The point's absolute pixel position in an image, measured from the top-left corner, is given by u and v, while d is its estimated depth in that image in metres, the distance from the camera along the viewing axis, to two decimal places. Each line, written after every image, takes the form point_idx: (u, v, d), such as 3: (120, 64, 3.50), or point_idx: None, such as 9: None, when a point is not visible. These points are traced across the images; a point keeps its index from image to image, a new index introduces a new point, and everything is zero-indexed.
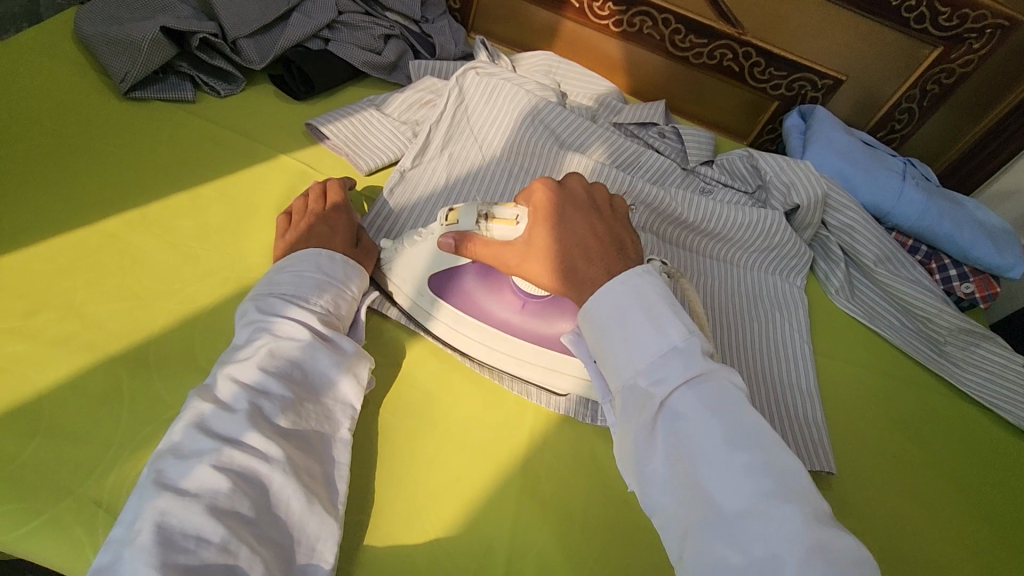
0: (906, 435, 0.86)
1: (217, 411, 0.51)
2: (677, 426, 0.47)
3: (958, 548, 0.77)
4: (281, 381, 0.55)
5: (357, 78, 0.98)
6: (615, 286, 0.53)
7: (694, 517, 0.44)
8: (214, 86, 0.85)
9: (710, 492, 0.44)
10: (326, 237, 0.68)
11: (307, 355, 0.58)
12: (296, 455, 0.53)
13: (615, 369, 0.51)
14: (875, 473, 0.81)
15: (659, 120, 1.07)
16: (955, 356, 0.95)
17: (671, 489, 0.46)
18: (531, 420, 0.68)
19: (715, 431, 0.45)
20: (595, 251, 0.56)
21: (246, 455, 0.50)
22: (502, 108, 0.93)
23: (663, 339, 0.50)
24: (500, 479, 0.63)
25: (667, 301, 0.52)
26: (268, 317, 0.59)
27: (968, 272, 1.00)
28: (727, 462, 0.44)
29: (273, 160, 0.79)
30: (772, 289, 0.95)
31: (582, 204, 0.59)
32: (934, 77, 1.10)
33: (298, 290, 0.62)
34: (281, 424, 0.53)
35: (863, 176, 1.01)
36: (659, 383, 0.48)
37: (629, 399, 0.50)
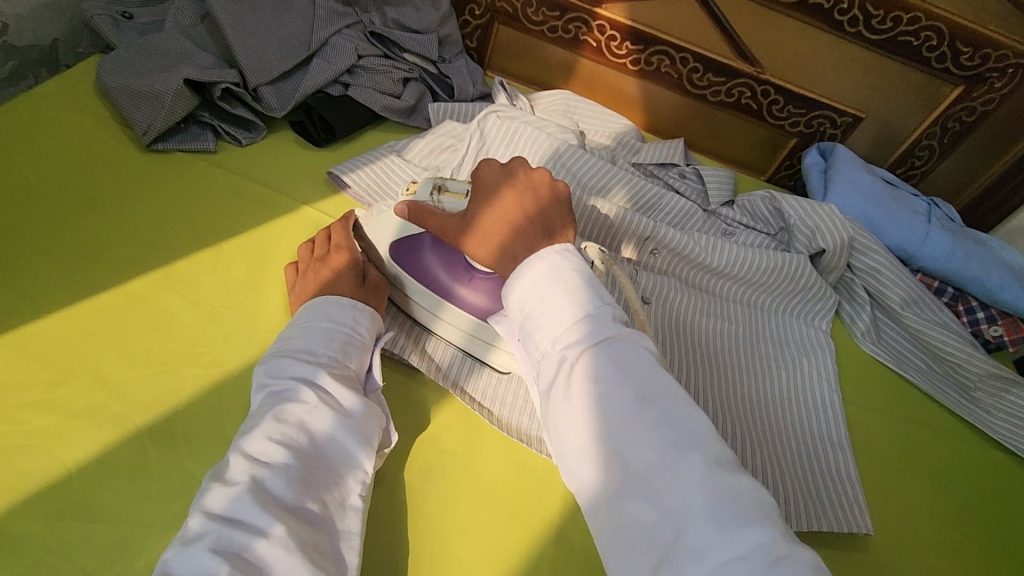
0: (939, 486, 0.84)
1: (220, 490, 0.50)
2: (592, 387, 0.48)
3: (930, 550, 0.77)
4: (286, 449, 0.53)
5: (376, 122, 0.97)
6: (536, 258, 0.54)
7: (609, 475, 0.46)
8: (236, 135, 0.84)
9: (622, 450, 0.46)
10: (333, 282, 0.68)
11: (314, 421, 0.57)
12: (299, 529, 0.50)
13: (536, 341, 0.52)
14: (909, 529, 0.78)
15: (679, 161, 1.06)
16: (985, 403, 0.92)
17: (590, 453, 0.47)
18: (563, 484, 0.66)
19: (627, 391, 0.47)
20: (521, 229, 0.58)
21: (245, 533, 0.48)
22: (524, 152, 0.92)
23: (578, 308, 0.51)
24: (532, 550, 0.61)
25: (583, 275, 0.53)
26: (276, 381, 0.58)
27: (997, 314, 0.98)
28: (636, 419, 0.46)
29: (295, 211, 0.78)
30: (795, 333, 0.93)
31: (518, 185, 0.61)
32: (955, 115, 1.10)
33: (309, 348, 0.61)
34: (285, 496, 0.51)
35: (888, 217, 1.00)
36: (575, 347, 0.50)
37: (549, 368, 0.51)
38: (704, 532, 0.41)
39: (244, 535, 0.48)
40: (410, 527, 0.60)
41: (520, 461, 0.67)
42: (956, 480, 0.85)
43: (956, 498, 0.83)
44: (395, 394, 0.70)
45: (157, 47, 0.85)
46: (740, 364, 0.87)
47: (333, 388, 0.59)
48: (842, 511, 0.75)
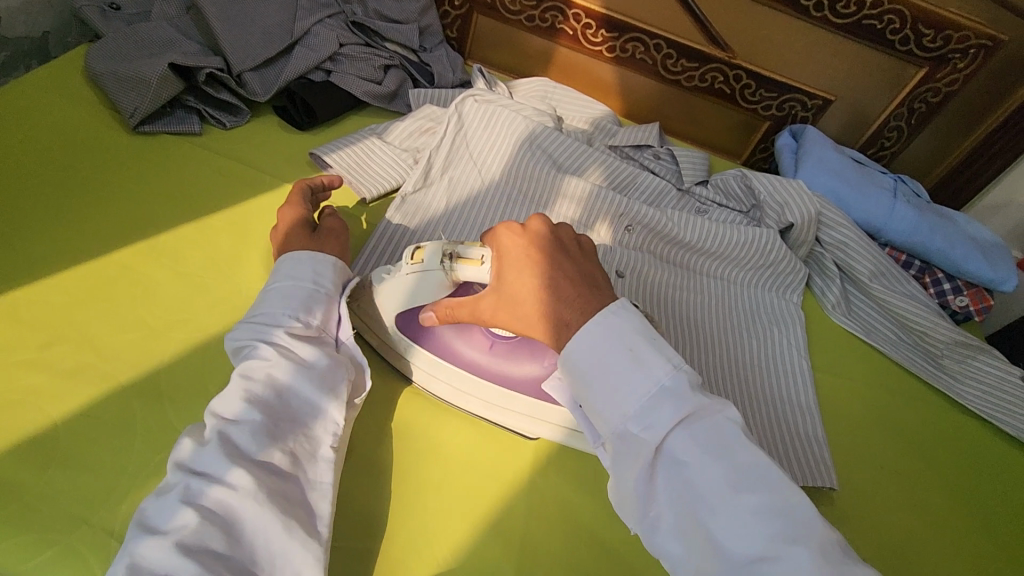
0: (908, 450, 0.86)
1: (190, 447, 0.52)
2: (678, 472, 0.47)
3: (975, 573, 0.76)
4: (250, 405, 0.55)
5: (358, 108, 1.00)
6: (596, 330, 0.52)
7: (704, 562, 0.45)
8: (221, 119, 0.87)
9: (716, 537, 0.44)
10: (291, 241, 0.69)
11: (279, 374, 0.58)
12: (264, 479, 0.52)
13: (605, 418, 0.51)
14: (877, 489, 0.81)
15: (653, 142, 1.09)
16: (954, 369, 0.95)
17: (678, 534, 0.47)
18: (536, 442, 0.70)
19: (715, 475, 0.46)
20: (569, 299, 0.56)
21: (211, 486, 0.50)
22: (500, 133, 0.95)
23: (649, 380, 0.50)
24: (507, 501, 0.64)
25: (646, 337, 0.52)
26: (243, 341, 0.59)
27: (962, 285, 1.02)
28: (727, 504, 0.45)
29: (278, 189, 0.81)
30: (766, 305, 0.96)
31: (547, 250, 0.59)
32: (921, 95, 1.13)
33: (276, 306, 0.62)
34: (250, 450, 0.53)
35: (855, 193, 1.03)
36: (650, 429, 0.48)
37: (623, 448, 0.49)
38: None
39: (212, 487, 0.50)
40: (388, 480, 0.63)
41: (494, 420, 0.71)
42: (927, 445, 0.88)
43: (929, 461, 0.86)
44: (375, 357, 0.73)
45: (144, 35, 0.88)
46: (705, 333, 0.89)
47: (298, 344, 0.60)
48: (805, 468, 0.77)
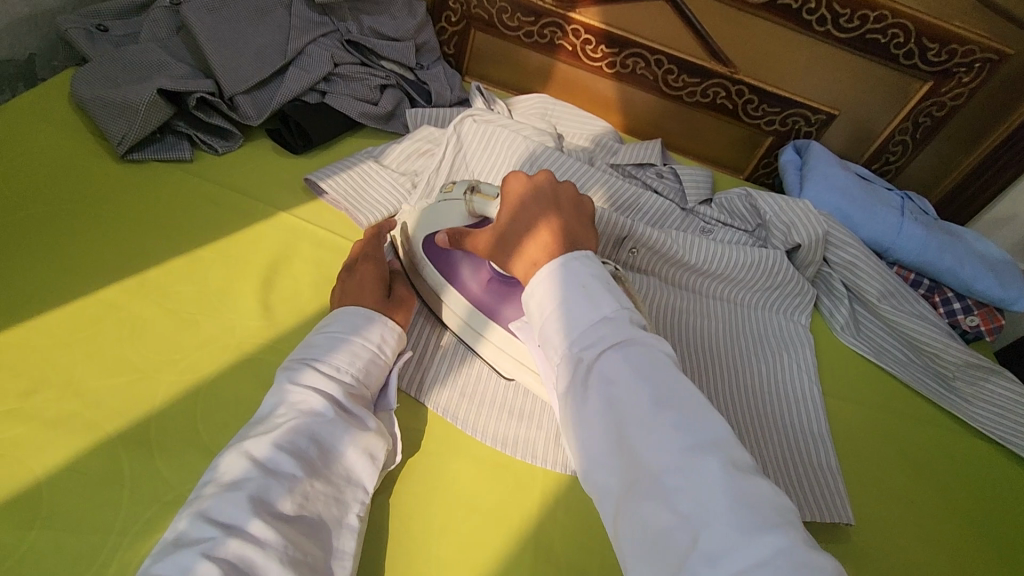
0: (920, 477, 0.84)
1: (221, 494, 0.50)
2: (608, 390, 0.46)
3: (914, 538, 0.77)
4: (294, 460, 0.53)
5: (354, 129, 0.98)
6: (555, 266, 0.54)
7: (622, 476, 0.44)
8: (212, 144, 0.84)
9: (641, 452, 0.43)
10: (358, 295, 0.68)
11: (326, 431, 0.57)
12: (294, 540, 0.50)
13: (553, 344, 0.51)
14: (888, 518, 0.79)
15: (656, 160, 1.07)
16: (965, 392, 0.93)
17: (603, 450, 0.45)
18: (541, 481, 0.67)
19: (644, 393, 0.45)
20: (542, 239, 0.58)
21: (242, 542, 0.47)
22: (500, 154, 0.93)
23: (595, 312, 0.51)
24: (513, 545, 0.61)
25: (600, 279, 0.53)
26: (295, 389, 0.58)
27: (972, 305, 1.00)
28: (656, 421, 0.43)
29: (273, 217, 0.79)
30: (776, 328, 0.94)
31: (544, 198, 0.62)
32: (925, 110, 1.12)
33: (331, 357, 0.61)
34: (285, 509, 0.51)
35: (862, 211, 1.01)
36: (591, 348, 0.49)
37: (563, 369, 0.50)
38: (716, 533, 0.38)
39: (237, 542, 0.47)
40: (391, 524, 0.61)
41: (499, 459, 0.68)
42: (934, 464, 0.86)
43: (941, 487, 0.84)
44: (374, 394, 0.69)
45: (133, 59, 0.85)
46: (718, 358, 0.87)
47: (352, 404, 0.59)
48: (823, 500, 0.75)
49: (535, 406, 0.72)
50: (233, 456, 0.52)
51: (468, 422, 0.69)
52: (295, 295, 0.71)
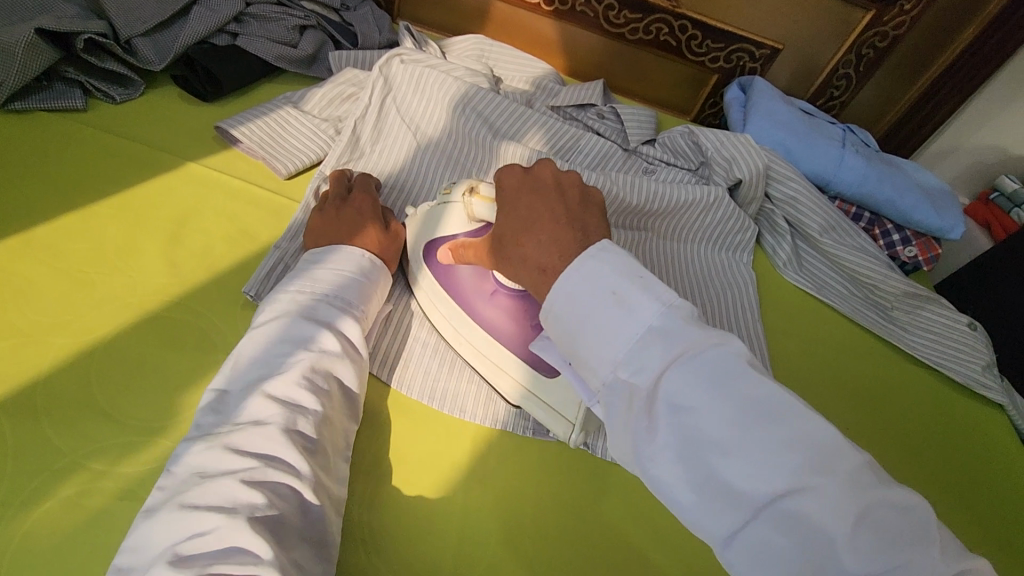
0: (879, 406, 0.87)
1: (247, 430, 0.49)
2: (681, 418, 0.41)
3: (950, 477, 0.82)
4: (315, 396, 0.52)
5: (273, 74, 0.91)
6: (573, 278, 0.48)
7: (717, 508, 0.40)
8: (108, 92, 0.78)
9: (733, 483, 0.39)
10: (355, 222, 0.67)
11: (336, 367, 0.55)
12: (322, 472, 0.51)
13: (591, 368, 0.46)
14: (916, 456, 0.83)
15: (597, 100, 1.03)
16: (903, 321, 0.95)
17: (691, 487, 0.40)
18: (473, 428, 0.65)
19: (722, 411, 0.40)
20: (547, 243, 0.52)
21: (279, 470, 0.48)
22: (431, 97, 0.89)
23: (635, 324, 0.44)
24: (443, 495, 0.60)
25: (631, 278, 0.46)
26: (305, 324, 0.56)
27: (910, 236, 1.00)
28: (739, 446, 0.39)
29: (178, 167, 0.73)
30: (723, 267, 0.94)
31: (544, 191, 0.56)
32: (868, 41, 1.10)
33: (337, 292, 0.60)
34: (314, 438, 0.51)
35: (803, 145, 1.00)
36: (640, 373, 0.44)
37: (613, 399, 0.45)
38: (851, 568, 0.36)
39: (277, 473, 0.47)
40: None
41: (427, 411, 0.66)
42: (940, 412, 0.89)
43: (950, 428, 0.87)
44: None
45: None
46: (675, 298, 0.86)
47: (357, 337, 0.59)
48: None
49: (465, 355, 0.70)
50: (246, 397, 0.50)
51: (395, 375, 0.67)
52: (206, 249, 0.67)
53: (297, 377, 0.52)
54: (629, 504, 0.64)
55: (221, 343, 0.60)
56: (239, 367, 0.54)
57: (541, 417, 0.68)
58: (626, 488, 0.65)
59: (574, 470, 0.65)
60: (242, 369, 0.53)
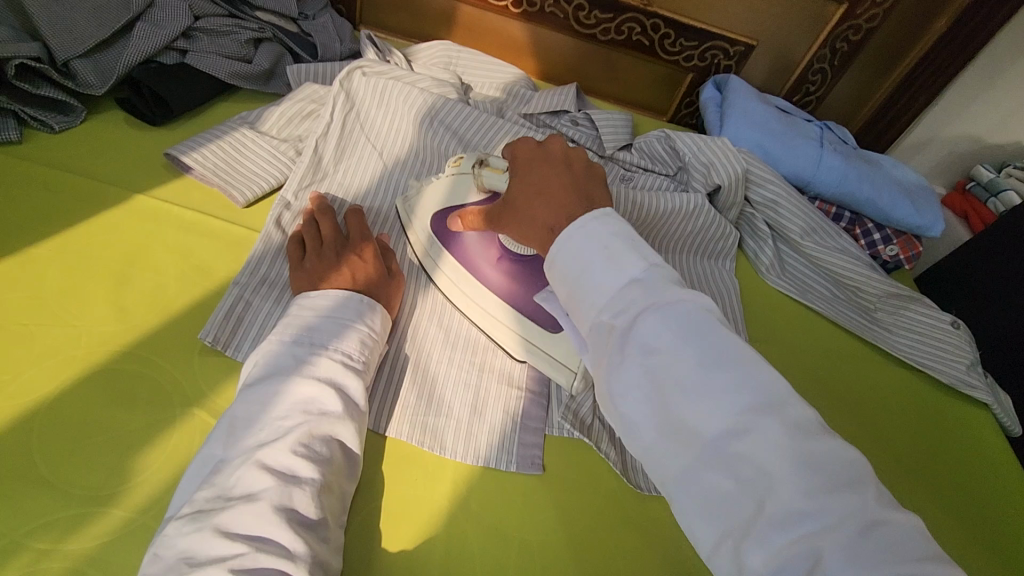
0: (868, 412, 0.85)
1: (238, 507, 0.46)
2: (648, 357, 0.44)
3: (946, 487, 0.80)
4: (312, 464, 0.50)
5: (228, 92, 0.86)
6: (574, 233, 0.52)
7: (673, 445, 0.41)
8: (46, 120, 0.72)
9: (686, 418, 0.41)
10: (356, 264, 0.65)
11: (335, 429, 0.53)
12: (319, 548, 0.48)
13: (583, 311, 0.50)
14: (912, 466, 0.81)
15: (570, 107, 1.00)
16: (886, 322, 0.94)
17: (653, 424, 0.43)
18: (453, 466, 0.62)
19: (689, 356, 0.42)
20: (554, 205, 0.57)
21: (271, 554, 0.45)
22: (397, 111, 0.86)
23: (621, 274, 0.48)
24: (422, 543, 0.57)
25: (625, 241, 0.50)
26: (306, 384, 0.53)
27: (891, 234, 0.99)
28: (703, 384, 0.41)
29: (126, 201, 0.68)
30: (706, 275, 0.92)
31: (553, 160, 0.62)
32: (843, 34, 1.08)
33: (338, 345, 0.57)
34: (310, 513, 0.48)
35: (781, 145, 0.98)
36: (621, 315, 0.47)
37: (598, 338, 0.48)
38: (784, 499, 0.37)
39: (267, 558, 0.45)
40: None
41: (404, 451, 0.62)
42: (933, 420, 0.87)
43: (945, 439, 0.86)
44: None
45: None
46: None
47: (358, 394, 0.56)
48: None
49: (442, 388, 0.67)
50: (243, 467, 0.48)
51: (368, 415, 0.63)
52: (158, 290, 0.62)
53: (290, 446, 0.50)
54: (619, 537, 0.62)
55: (176, 395, 0.56)
56: (240, 429, 0.51)
57: (524, 450, 0.65)
58: (616, 522, 0.63)
59: (561, 506, 0.62)
60: (240, 435, 0.50)
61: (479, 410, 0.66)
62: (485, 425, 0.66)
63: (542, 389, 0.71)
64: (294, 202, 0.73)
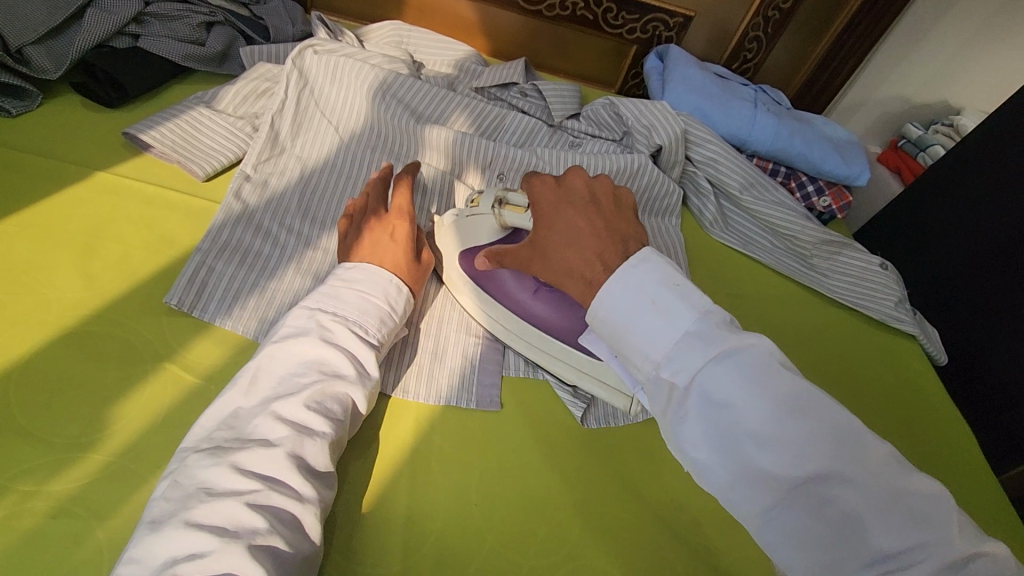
0: (850, 374, 0.91)
1: (256, 449, 0.49)
2: (716, 409, 0.42)
3: (928, 435, 0.86)
4: (325, 419, 0.53)
5: (182, 75, 0.88)
6: (616, 287, 0.48)
7: (750, 487, 0.40)
8: (3, 105, 0.74)
9: (762, 462, 0.40)
10: (389, 248, 0.68)
11: (348, 392, 0.56)
12: (323, 492, 0.51)
13: (636, 366, 0.47)
14: (901, 424, 0.86)
15: (519, 79, 1.04)
16: (822, 267, 1.01)
17: (728, 478, 0.41)
18: (416, 409, 0.67)
19: (756, 404, 0.41)
20: (589, 254, 0.52)
21: (284, 494, 0.48)
22: (349, 87, 0.89)
23: (674, 328, 0.45)
24: (388, 476, 0.62)
25: (669, 284, 0.47)
26: (326, 350, 0.57)
27: (823, 186, 1.06)
28: (775, 431, 0.40)
29: (87, 178, 0.71)
30: (654, 229, 0.97)
31: (579, 202, 0.56)
32: (773, 3, 1.14)
33: (359, 321, 0.61)
34: (319, 461, 0.52)
35: (718, 108, 1.04)
36: (682, 372, 0.44)
37: (656, 391, 0.46)
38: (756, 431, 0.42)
39: (280, 496, 0.48)
40: None
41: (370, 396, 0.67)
42: (895, 369, 0.94)
43: (907, 384, 0.92)
44: (221, 342, 0.62)
45: None
46: None
47: (372, 364, 0.59)
48: None
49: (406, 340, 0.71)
50: (262, 415, 0.51)
51: None
52: (125, 257, 0.65)
53: (305, 405, 0.53)
54: (576, 463, 0.67)
55: (147, 352, 0.59)
56: (261, 382, 0.54)
57: (484, 390, 0.70)
58: (571, 451, 0.68)
59: (520, 437, 0.67)
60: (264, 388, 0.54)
61: (440, 356, 0.71)
62: (446, 369, 0.70)
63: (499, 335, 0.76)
64: (254, 175, 0.76)
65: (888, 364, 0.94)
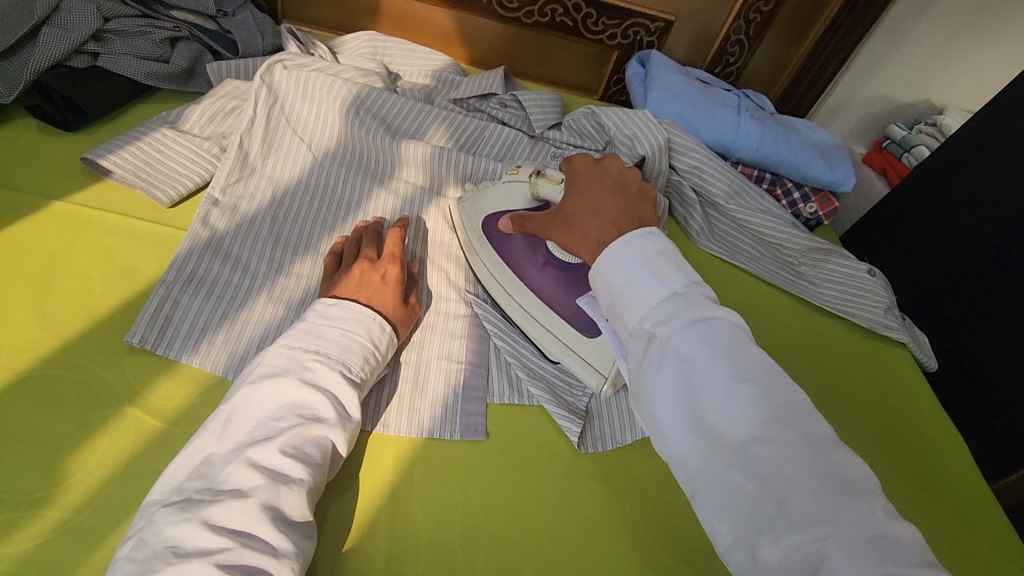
0: (837, 385, 0.89)
1: (227, 502, 0.46)
2: (684, 368, 0.44)
3: (915, 448, 0.85)
4: (301, 465, 0.50)
5: (147, 94, 0.85)
6: (621, 253, 0.52)
7: (706, 457, 0.41)
8: None
9: (718, 424, 0.42)
10: (377, 288, 0.66)
11: (325, 436, 0.53)
12: (301, 542, 0.49)
13: (622, 318, 0.50)
14: (886, 437, 0.85)
15: (498, 89, 1.01)
16: (810, 275, 1.00)
17: (687, 434, 0.43)
18: (394, 445, 0.64)
19: (721, 368, 0.43)
20: (607, 220, 0.57)
21: (257, 551, 0.45)
22: (321, 103, 0.86)
23: (664, 287, 0.48)
24: (365, 520, 0.59)
25: (669, 257, 0.50)
26: (303, 391, 0.54)
27: (809, 192, 1.05)
28: (735, 394, 0.42)
29: (43, 208, 0.67)
30: None
31: (610, 181, 0.61)
32: (755, 5, 1.13)
33: (343, 357, 0.58)
34: (296, 510, 0.49)
35: (701, 114, 1.02)
36: (661, 324, 0.47)
37: (637, 345, 0.48)
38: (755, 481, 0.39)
39: (253, 553, 0.45)
40: None
41: None
42: (885, 381, 0.92)
43: (897, 396, 0.91)
44: (186, 382, 0.59)
45: None
46: None
47: (354, 405, 0.56)
48: None
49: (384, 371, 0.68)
50: (233, 464, 0.48)
51: None
52: (82, 292, 0.62)
53: (280, 454, 0.50)
54: (562, 496, 0.64)
55: (106, 396, 0.56)
56: (235, 427, 0.51)
57: (467, 419, 0.67)
58: (557, 483, 0.65)
59: (504, 470, 0.65)
60: (239, 432, 0.51)
61: (420, 385, 0.68)
62: (428, 399, 0.68)
63: (482, 360, 0.73)
64: (222, 199, 0.73)
65: (878, 376, 0.92)
